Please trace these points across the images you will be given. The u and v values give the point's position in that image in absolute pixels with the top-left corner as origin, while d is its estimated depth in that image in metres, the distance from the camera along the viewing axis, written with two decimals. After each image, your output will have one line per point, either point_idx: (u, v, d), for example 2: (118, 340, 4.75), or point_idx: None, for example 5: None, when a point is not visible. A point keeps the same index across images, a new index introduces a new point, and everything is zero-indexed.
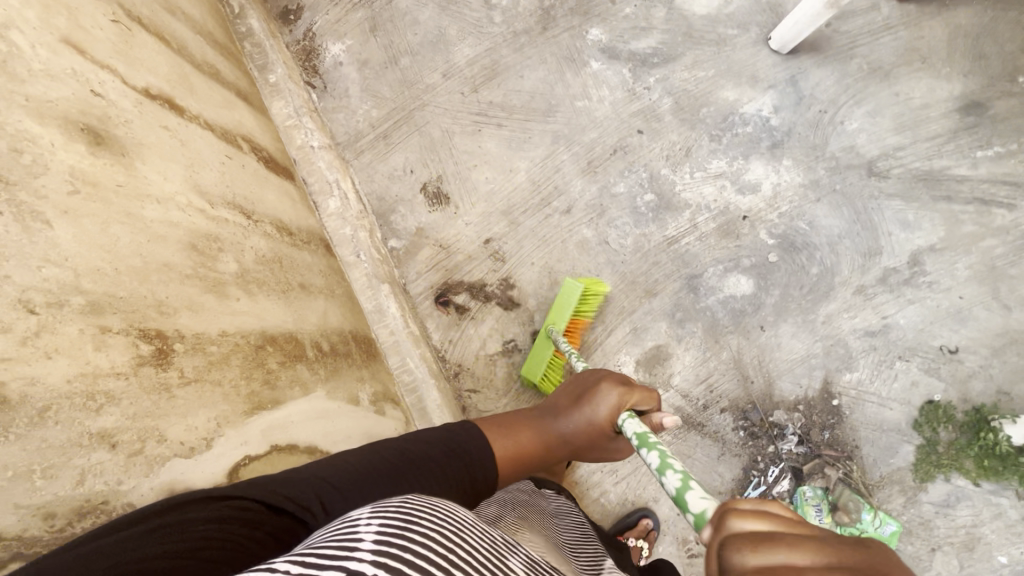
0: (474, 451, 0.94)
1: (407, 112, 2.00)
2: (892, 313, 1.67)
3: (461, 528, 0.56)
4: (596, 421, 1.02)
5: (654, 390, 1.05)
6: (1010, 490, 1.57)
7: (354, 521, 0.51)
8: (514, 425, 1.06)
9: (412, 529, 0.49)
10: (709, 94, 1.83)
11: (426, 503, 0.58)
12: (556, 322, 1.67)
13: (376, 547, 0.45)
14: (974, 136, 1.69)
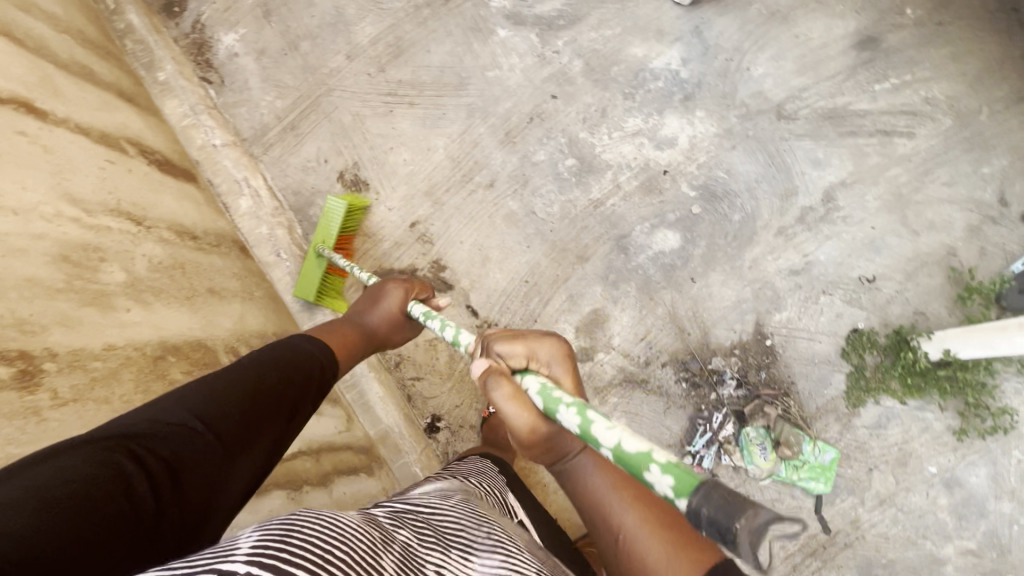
0: (315, 357, 1.06)
1: (313, 100, 1.91)
2: (813, 250, 1.72)
3: (343, 534, 0.63)
4: (391, 311, 1.35)
5: (426, 284, 1.45)
6: (934, 404, 1.64)
7: (234, 540, 0.58)
8: (331, 330, 1.23)
9: (291, 538, 0.58)
10: (618, 52, 1.82)
11: (313, 519, 0.64)
12: (324, 242, 1.67)
13: (249, 553, 0.53)
14: (871, 71, 1.75)
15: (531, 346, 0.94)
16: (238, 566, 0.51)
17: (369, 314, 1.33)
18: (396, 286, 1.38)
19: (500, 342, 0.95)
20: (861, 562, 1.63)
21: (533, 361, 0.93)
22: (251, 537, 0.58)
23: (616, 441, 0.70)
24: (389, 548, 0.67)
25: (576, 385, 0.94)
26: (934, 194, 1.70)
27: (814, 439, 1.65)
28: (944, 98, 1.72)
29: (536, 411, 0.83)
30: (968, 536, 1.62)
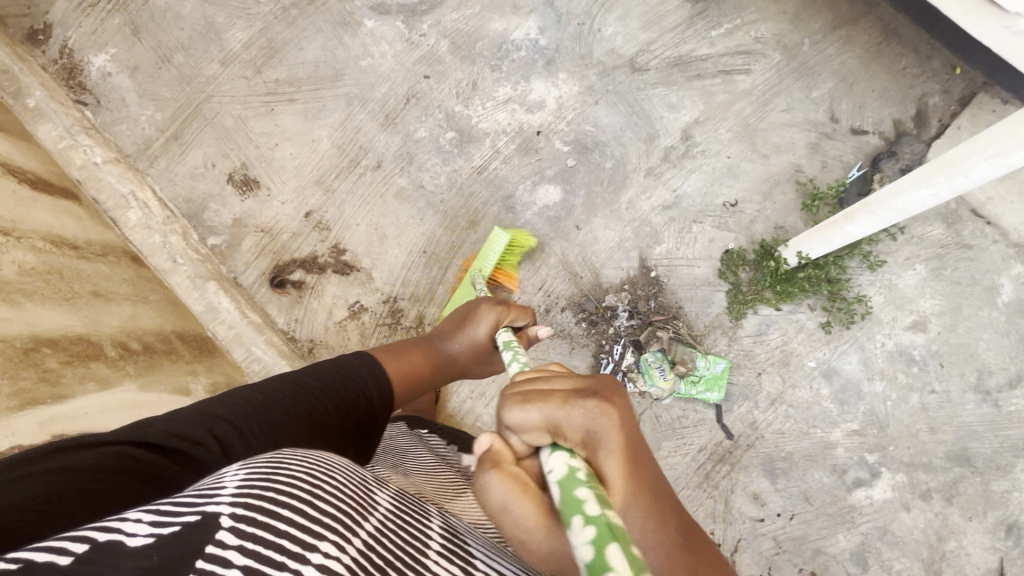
0: (368, 380, 1.08)
1: (193, 108, 1.94)
2: (680, 185, 1.88)
3: (333, 478, 0.64)
4: (477, 339, 1.23)
5: (526, 307, 1.28)
6: (804, 305, 1.81)
7: (218, 480, 0.59)
8: (404, 352, 1.23)
9: (276, 476, 0.58)
10: (480, 29, 1.94)
11: (298, 461, 0.66)
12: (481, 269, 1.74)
13: (235, 493, 0.53)
14: (706, 19, 1.94)
15: (541, 413, 0.67)
16: (224, 508, 0.50)
17: (450, 343, 1.27)
18: (488, 309, 1.25)
19: (508, 403, 0.68)
20: (763, 459, 1.78)
21: (559, 433, 0.66)
22: (237, 474, 0.59)
23: None
24: (379, 492, 0.69)
25: (631, 467, 0.66)
26: (776, 121, 1.90)
27: (705, 354, 1.79)
28: (772, 36, 1.93)
29: (545, 513, 0.64)
30: (851, 418, 1.79)
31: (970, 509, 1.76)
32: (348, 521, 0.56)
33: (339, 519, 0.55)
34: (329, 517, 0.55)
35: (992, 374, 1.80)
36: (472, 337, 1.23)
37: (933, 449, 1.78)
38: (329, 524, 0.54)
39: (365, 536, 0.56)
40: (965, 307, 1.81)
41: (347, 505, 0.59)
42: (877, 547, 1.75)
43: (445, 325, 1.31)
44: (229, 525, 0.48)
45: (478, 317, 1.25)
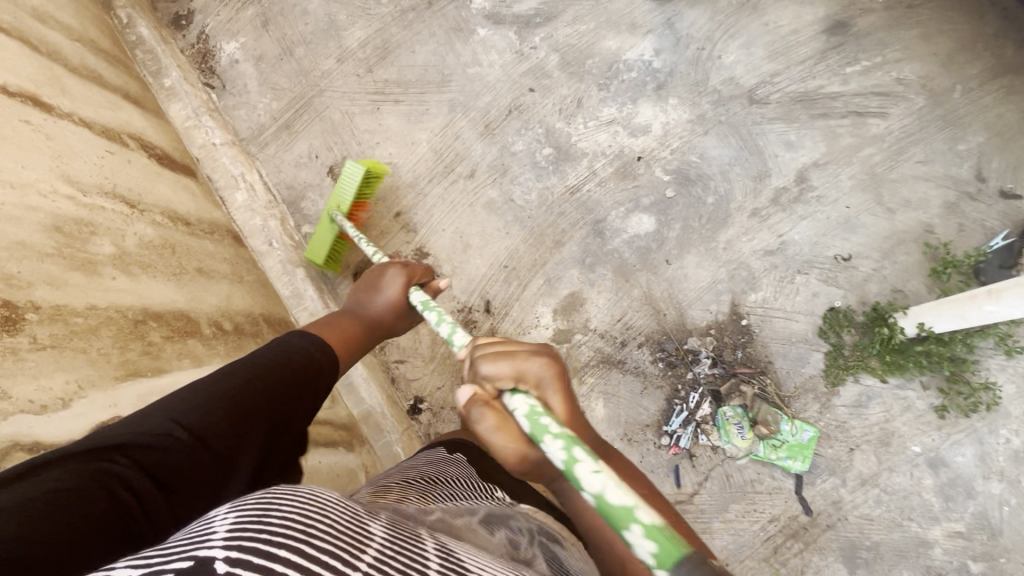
0: (312, 345, 0.99)
1: (306, 100, 2.03)
2: (787, 230, 1.73)
3: (328, 510, 0.54)
4: (393, 299, 1.28)
5: (422, 266, 1.39)
6: (916, 381, 1.62)
7: (207, 521, 0.50)
8: (335, 322, 1.20)
9: (269, 517, 0.49)
10: (592, 46, 1.89)
11: (294, 492, 0.56)
12: (338, 206, 1.71)
13: (227, 536, 0.45)
14: (841, 55, 1.77)
15: (513, 366, 0.79)
16: (217, 554, 0.42)
17: (373, 302, 1.29)
18: (395, 273, 1.32)
19: (483, 360, 0.81)
20: (844, 545, 1.60)
21: (530, 383, 0.79)
22: (227, 514, 0.50)
23: (579, 471, 0.65)
24: (372, 520, 0.59)
25: (570, 412, 0.81)
26: (910, 172, 1.70)
27: (791, 419, 1.64)
28: (917, 78, 1.74)
29: (520, 438, 0.80)
30: (955, 518, 1.58)
31: None
32: (346, 556, 0.47)
33: (334, 557, 0.46)
34: (324, 554, 0.46)
35: None
36: (389, 301, 1.29)
37: None
38: (326, 565, 0.45)
39: (365, 570, 0.47)
40: None
41: (343, 541, 0.50)
42: None
43: (358, 292, 1.34)
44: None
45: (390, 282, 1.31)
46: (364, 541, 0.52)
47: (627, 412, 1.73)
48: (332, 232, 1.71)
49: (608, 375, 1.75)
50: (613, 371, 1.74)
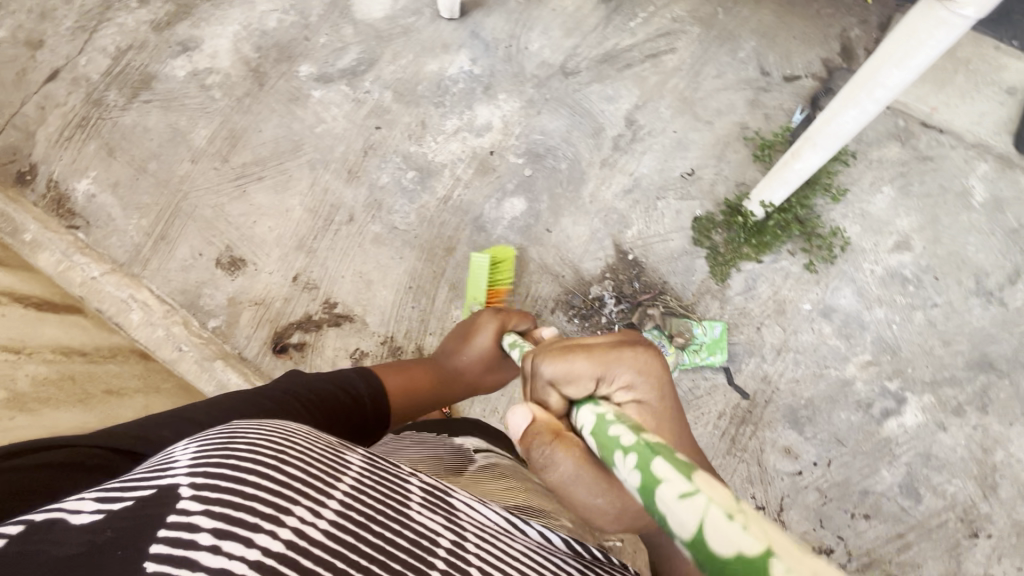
0: (358, 384, 1.22)
1: (174, 207, 2.08)
2: (636, 167, 1.94)
3: (295, 442, 0.68)
4: (481, 349, 1.44)
5: (526, 315, 1.49)
6: (784, 251, 1.83)
7: (175, 454, 0.64)
8: (409, 367, 1.41)
9: (233, 446, 0.62)
10: (418, 73, 2.08)
11: (255, 432, 0.68)
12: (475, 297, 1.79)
13: (193, 467, 0.58)
14: (622, 14, 2.05)
15: (592, 371, 0.83)
16: (183, 480, 0.56)
17: (460, 356, 1.48)
18: (489, 317, 1.46)
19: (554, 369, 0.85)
20: (785, 411, 1.76)
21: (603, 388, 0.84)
22: (192, 449, 0.63)
23: (662, 500, 0.52)
24: (348, 453, 0.72)
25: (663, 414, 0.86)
26: (711, 87, 1.97)
27: (700, 321, 1.81)
28: (686, 13, 2.03)
29: (603, 475, 0.78)
30: (861, 350, 1.78)
31: (1009, 413, 1.71)
32: (319, 483, 0.60)
33: (307, 483, 0.60)
34: (296, 480, 0.59)
35: (989, 274, 1.79)
36: (480, 349, 1.44)
37: (953, 362, 1.75)
38: (298, 489, 0.58)
39: (339, 496, 0.61)
40: (943, 216, 1.82)
41: (314, 468, 0.63)
42: (924, 473, 1.70)
43: (450, 342, 1.52)
44: (188, 495, 0.54)
45: (483, 328, 1.45)
46: (338, 471, 0.65)
47: None
48: None
49: None
50: None
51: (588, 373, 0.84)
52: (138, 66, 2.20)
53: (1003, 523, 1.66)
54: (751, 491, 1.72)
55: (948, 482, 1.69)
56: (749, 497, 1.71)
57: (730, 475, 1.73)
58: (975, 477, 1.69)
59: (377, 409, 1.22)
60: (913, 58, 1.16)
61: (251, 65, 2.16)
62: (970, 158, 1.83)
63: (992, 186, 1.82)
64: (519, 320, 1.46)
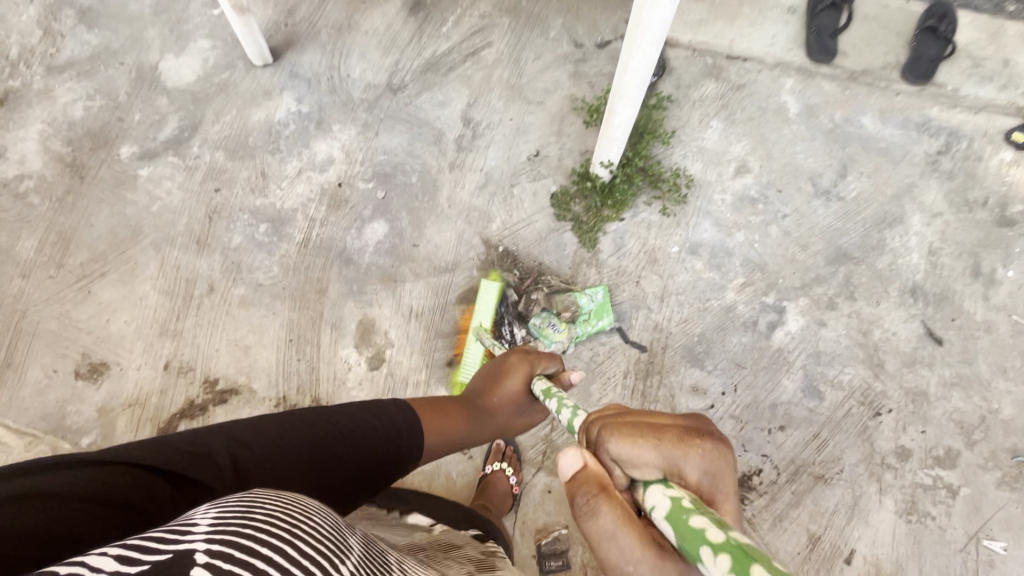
0: (403, 424, 1.07)
1: (13, 330, 1.90)
2: (484, 162, 1.96)
3: (309, 518, 0.60)
4: (510, 394, 1.27)
5: (554, 355, 1.36)
6: (640, 204, 1.90)
7: (189, 517, 0.56)
8: (446, 407, 1.20)
9: (253, 514, 0.55)
10: (245, 126, 2.01)
11: (269, 499, 0.61)
12: (482, 322, 1.82)
13: (212, 530, 0.51)
14: (432, 21, 2.08)
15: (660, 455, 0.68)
16: (200, 544, 0.48)
17: (491, 399, 1.27)
18: (517, 361, 1.31)
19: (619, 439, 0.70)
20: (683, 352, 1.81)
21: (675, 475, 0.68)
22: (208, 513, 0.55)
23: None
24: (349, 534, 0.65)
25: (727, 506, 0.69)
26: (534, 70, 2.02)
27: (584, 290, 1.82)
28: (493, 7, 2.08)
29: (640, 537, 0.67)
30: (734, 275, 1.85)
31: (875, 294, 1.83)
32: (327, 563, 0.53)
33: (318, 560, 0.53)
34: (310, 557, 0.52)
35: (822, 174, 1.91)
36: (508, 396, 1.27)
37: (815, 262, 1.86)
38: (308, 566, 0.51)
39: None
40: (769, 134, 1.95)
41: (326, 548, 0.55)
42: (819, 371, 1.78)
43: (479, 381, 1.32)
44: (203, 562, 0.46)
45: (513, 371, 1.29)
46: (342, 553, 0.58)
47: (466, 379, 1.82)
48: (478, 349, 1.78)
49: (433, 362, 1.82)
50: (435, 357, 1.83)
51: (654, 455, 0.68)
52: None
53: (898, 395, 1.76)
54: None
55: (842, 373, 1.78)
56: None
57: None
58: (863, 360, 1.79)
59: (412, 436, 1.08)
60: None
61: (65, 161, 2.02)
62: (777, 77, 1.97)
63: (802, 97, 1.96)
64: (550, 362, 1.33)
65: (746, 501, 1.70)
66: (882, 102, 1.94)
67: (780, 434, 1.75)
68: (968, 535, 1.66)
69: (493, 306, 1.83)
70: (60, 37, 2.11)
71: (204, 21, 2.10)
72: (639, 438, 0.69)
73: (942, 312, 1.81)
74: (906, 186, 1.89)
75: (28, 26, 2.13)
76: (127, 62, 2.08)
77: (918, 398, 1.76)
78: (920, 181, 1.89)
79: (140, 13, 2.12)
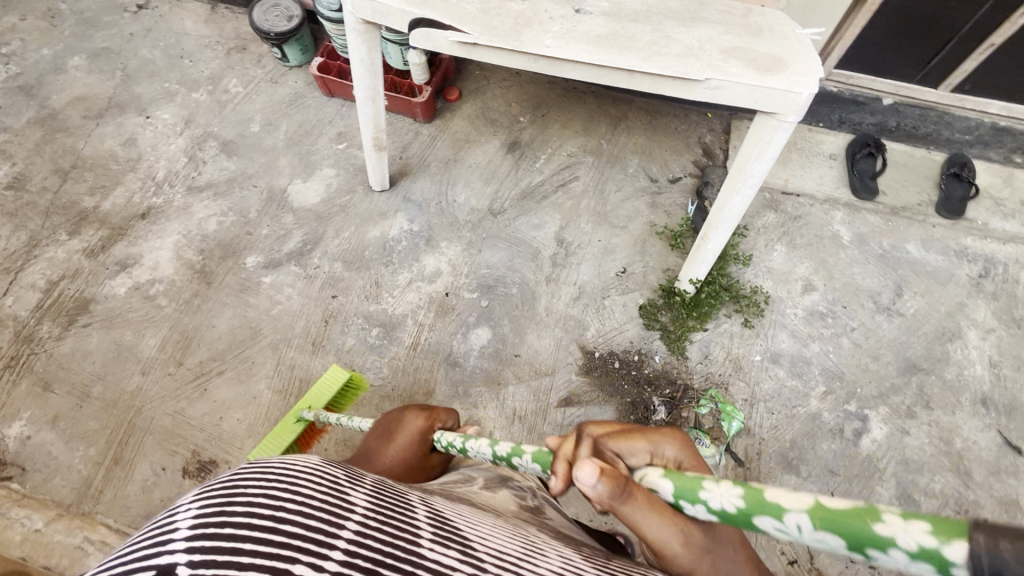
0: None
1: (127, 425, 1.96)
2: (577, 276, 2.18)
3: (298, 479, 0.58)
4: (400, 450, 1.13)
5: (447, 407, 1.27)
6: (721, 316, 2.09)
7: (175, 508, 0.55)
8: None
9: (232, 506, 0.53)
10: (362, 241, 2.26)
11: (270, 468, 0.59)
12: (312, 406, 1.82)
13: (191, 533, 0.50)
14: (526, 158, 2.43)
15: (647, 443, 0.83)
16: (181, 556, 0.48)
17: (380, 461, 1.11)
18: (414, 417, 1.19)
19: (614, 442, 0.83)
20: (777, 458, 1.89)
21: (659, 455, 0.82)
22: (192, 507, 0.54)
23: (776, 496, 0.59)
24: (355, 485, 0.62)
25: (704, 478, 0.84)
26: (616, 199, 2.34)
27: (704, 394, 1.96)
28: (578, 148, 2.45)
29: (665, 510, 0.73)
30: (815, 383, 2.00)
31: (949, 403, 1.96)
32: (321, 533, 0.53)
33: (309, 537, 0.52)
34: (296, 537, 0.51)
35: (880, 293, 2.14)
36: (399, 449, 1.13)
37: (887, 372, 2.01)
38: (297, 547, 0.50)
39: (343, 546, 0.53)
40: (828, 257, 2.21)
41: (317, 515, 0.54)
42: (910, 479, 1.86)
43: (365, 446, 1.16)
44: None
45: (408, 428, 1.17)
46: (344, 512, 0.57)
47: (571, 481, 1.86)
48: (297, 428, 1.76)
49: None
50: None
51: (643, 444, 0.83)
52: (73, 293, 2.18)
53: (991, 504, 1.82)
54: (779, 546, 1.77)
55: (933, 481, 1.85)
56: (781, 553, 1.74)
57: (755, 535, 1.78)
58: (951, 469, 1.87)
59: None
60: (766, 152, 1.54)
61: (195, 267, 2.23)
62: (828, 210, 2.28)
63: (852, 227, 2.25)
64: (446, 418, 1.23)
65: None
66: (922, 232, 2.23)
67: None
68: None
69: (329, 394, 1.86)
70: (202, 164, 2.44)
71: (329, 153, 2.45)
72: (627, 435, 0.83)
73: (1014, 422, 1.93)
74: (958, 305, 2.12)
75: (175, 153, 2.46)
76: (260, 185, 2.39)
77: (1011, 508, 1.81)
78: (969, 300, 2.12)
79: (274, 146, 2.47)
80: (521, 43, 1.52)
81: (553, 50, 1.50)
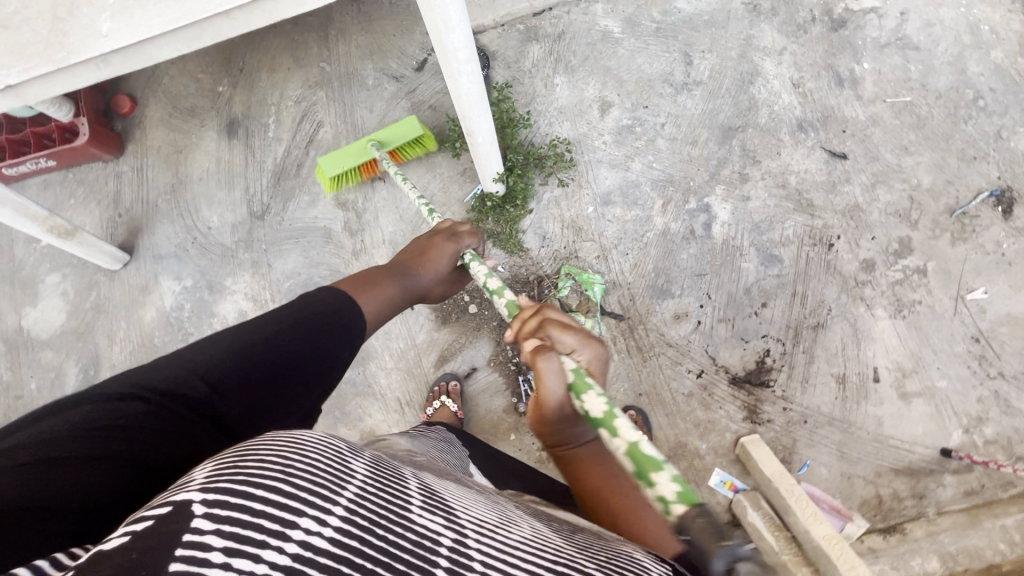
0: (341, 329, 0.89)
1: None
2: (382, 233, 1.90)
3: (315, 452, 0.51)
4: (440, 269, 1.17)
5: (472, 228, 1.26)
6: (539, 188, 1.92)
7: (189, 478, 0.49)
8: (370, 280, 1.02)
9: (243, 463, 0.47)
10: (144, 330, 1.89)
11: (280, 438, 0.53)
12: (382, 142, 1.72)
13: (205, 486, 0.43)
14: (255, 132, 1.99)
15: (582, 338, 0.83)
16: (195, 495, 0.42)
17: (421, 278, 1.14)
18: (443, 242, 1.19)
19: (551, 327, 0.85)
20: (650, 292, 1.85)
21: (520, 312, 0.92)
22: (206, 468, 0.49)
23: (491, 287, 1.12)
24: (355, 455, 0.55)
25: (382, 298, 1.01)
26: (374, 122, 1.97)
27: (558, 275, 1.86)
28: (302, 86, 2.00)
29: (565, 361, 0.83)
30: (652, 201, 1.90)
31: (772, 147, 1.91)
32: (326, 488, 0.46)
33: (316, 489, 0.45)
34: (306, 490, 0.45)
35: (673, 72, 1.97)
36: (441, 270, 1.17)
37: (710, 150, 1.92)
38: (307, 495, 0.44)
39: (347, 501, 0.46)
40: (609, 61, 1.98)
41: (324, 473, 0.48)
42: (767, 239, 1.87)
43: (401, 258, 1.17)
44: (201, 511, 0.40)
45: (440, 251, 1.17)
46: (345, 477, 0.50)
47: (486, 427, 1.82)
48: (362, 157, 1.71)
49: None
50: None
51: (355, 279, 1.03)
52: None
53: (838, 219, 1.87)
54: (685, 367, 1.81)
55: (785, 229, 1.87)
56: (686, 372, 1.80)
57: (661, 371, 1.82)
58: (795, 209, 1.88)
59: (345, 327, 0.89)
60: (450, 16, 1.21)
61: None
62: (586, 9, 2.01)
63: (617, 16, 2.01)
64: (469, 229, 1.25)
65: (772, 383, 1.80)
66: None
67: (766, 310, 1.83)
68: (953, 299, 1.81)
69: (401, 139, 1.73)
70: None
71: (41, 257, 1.97)
72: (357, 281, 1.02)
73: (832, 130, 1.92)
74: (746, 41, 1.97)
75: None
76: None
77: (855, 213, 1.87)
78: (754, 30, 1.98)
79: None
80: (73, 52, 1.06)
81: (118, 40, 1.06)
